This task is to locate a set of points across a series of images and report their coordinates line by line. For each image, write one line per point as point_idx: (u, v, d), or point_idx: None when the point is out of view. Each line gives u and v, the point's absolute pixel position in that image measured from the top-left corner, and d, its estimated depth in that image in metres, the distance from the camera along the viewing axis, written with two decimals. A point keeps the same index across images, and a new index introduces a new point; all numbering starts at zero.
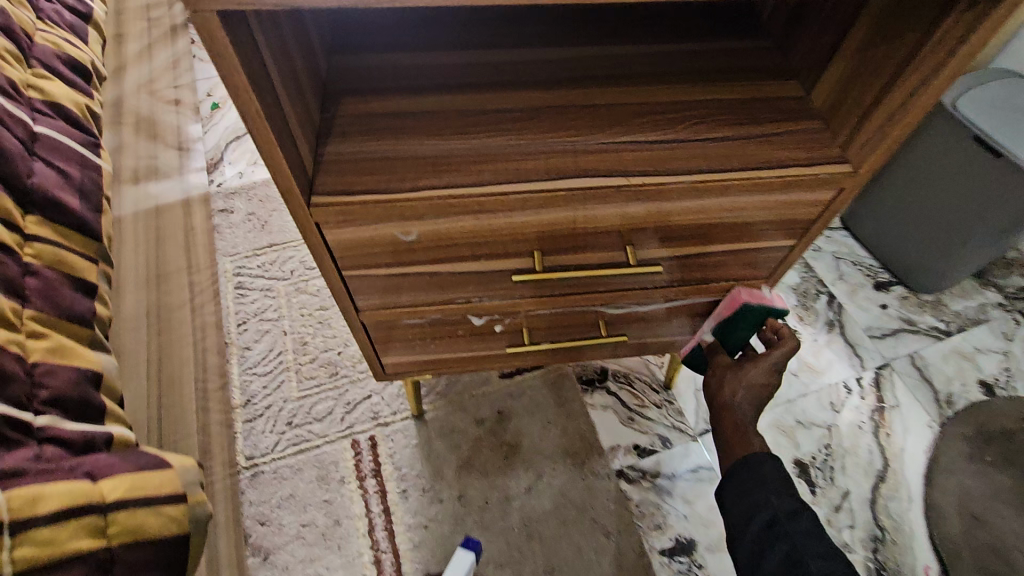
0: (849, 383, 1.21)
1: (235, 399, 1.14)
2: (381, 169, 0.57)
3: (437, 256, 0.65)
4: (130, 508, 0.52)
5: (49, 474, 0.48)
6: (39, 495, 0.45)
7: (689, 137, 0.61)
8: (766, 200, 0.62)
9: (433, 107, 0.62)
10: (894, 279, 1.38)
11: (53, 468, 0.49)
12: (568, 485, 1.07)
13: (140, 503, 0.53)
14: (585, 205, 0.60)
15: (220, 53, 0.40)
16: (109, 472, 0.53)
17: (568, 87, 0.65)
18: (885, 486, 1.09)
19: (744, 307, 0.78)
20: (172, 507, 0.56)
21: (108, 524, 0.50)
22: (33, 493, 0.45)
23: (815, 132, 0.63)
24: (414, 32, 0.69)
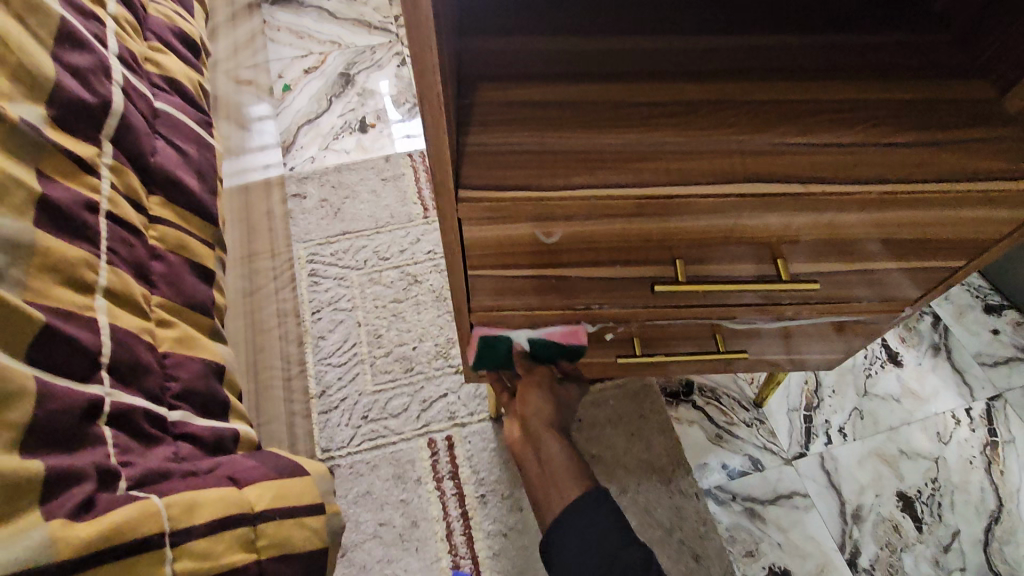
0: (957, 413, 1.12)
1: (311, 389, 1.12)
2: (530, 165, 0.53)
3: (575, 261, 0.60)
4: (276, 520, 0.52)
5: (189, 478, 0.49)
6: (194, 504, 0.47)
7: (869, 142, 0.55)
8: (949, 216, 0.56)
9: (578, 98, 0.57)
10: (1007, 302, 1.27)
11: (192, 471, 0.50)
12: (655, 502, 1.02)
13: (284, 515, 0.52)
14: (752, 213, 0.54)
15: (419, 27, 0.36)
16: (249, 478, 0.53)
17: (725, 80, 0.59)
18: (1000, 527, 1.01)
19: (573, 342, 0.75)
20: (314, 519, 0.55)
21: (258, 536, 0.50)
22: (188, 501, 0.46)
23: (1014, 142, 0.56)
24: (547, 15, 0.64)
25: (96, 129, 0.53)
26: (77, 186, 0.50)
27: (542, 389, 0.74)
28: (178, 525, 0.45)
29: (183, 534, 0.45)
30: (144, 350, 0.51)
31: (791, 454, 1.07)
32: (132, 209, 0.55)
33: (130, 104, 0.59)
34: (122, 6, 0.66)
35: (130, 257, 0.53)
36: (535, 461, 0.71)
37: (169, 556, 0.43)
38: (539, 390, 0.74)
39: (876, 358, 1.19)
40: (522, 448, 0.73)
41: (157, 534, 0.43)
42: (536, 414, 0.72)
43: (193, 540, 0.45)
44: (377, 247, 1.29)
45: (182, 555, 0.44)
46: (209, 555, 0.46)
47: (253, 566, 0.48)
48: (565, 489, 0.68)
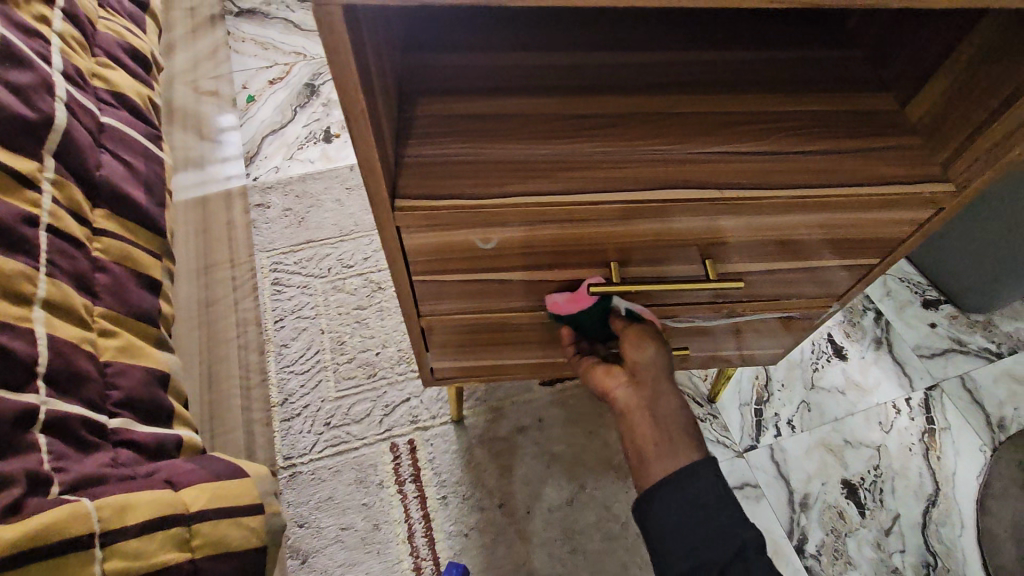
0: (898, 403, 1.18)
1: (273, 397, 1.12)
2: (464, 174, 0.55)
3: (515, 265, 0.63)
4: (213, 520, 0.53)
5: (127, 482, 0.51)
6: (127, 505, 0.48)
7: (782, 150, 0.59)
8: (861, 218, 0.60)
9: (515, 111, 0.60)
10: (943, 297, 1.35)
11: (131, 476, 0.52)
12: (613, 498, 1.04)
13: (222, 515, 0.54)
14: (675, 218, 0.58)
15: (338, 51, 0.38)
16: (187, 480, 0.55)
17: (652, 93, 0.63)
18: (937, 510, 1.06)
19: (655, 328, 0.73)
20: (253, 519, 0.57)
21: (193, 536, 0.52)
22: (120, 503, 0.48)
23: (914, 149, 0.60)
24: (489, 31, 0.66)
25: (38, 144, 0.54)
26: (14, 201, 0.51)
27: (654, 344, 0.67)
28: (110, 527, 0.47)
29: (116, 535, 0.47)
30: (85, 359, 0.52)
31: (743, 446, 1.12)
32: (75, 222, 0.57)
33: (74, 119, 0.60)
34: (69, 23, 0.67)
35: (72, 269, 0.54)
36: (648, 412, 0.63)
37: (100, 555, 0.45)
38: (653, 342, 0.67)
39: (822, 352, 1.24)
40: (629, 399, 0.65)
41: (88, 535, 0.45)
42: (647, 364, 0.66)
43: (126, 540, 0.47)
44: (342, 255, 1.30)
45: (113, 555, 0.46)
46: (143, 554, 0.48)
47: (187, 565, 0.50)
48: (677, 447, 0.60)
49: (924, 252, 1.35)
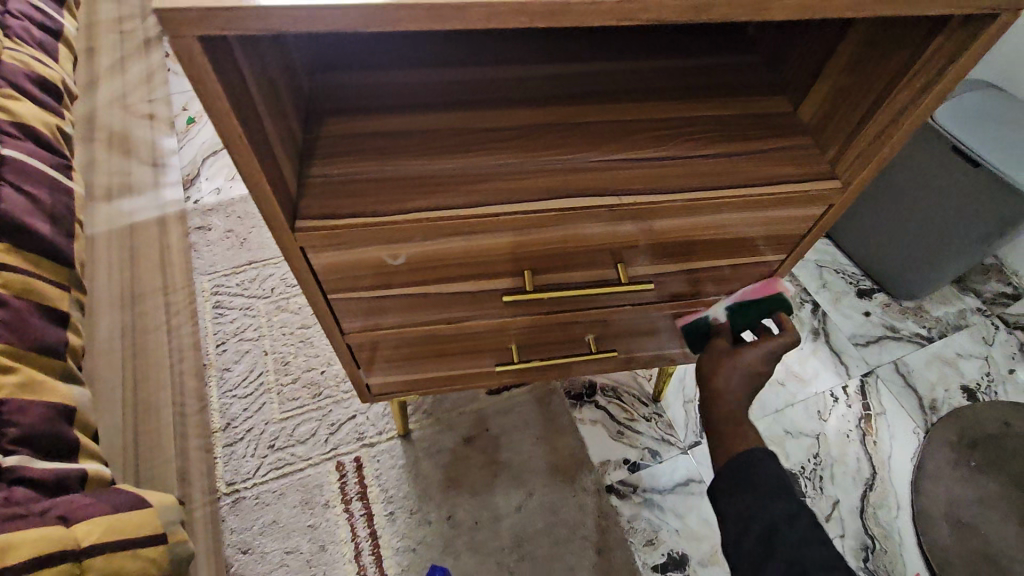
0: (835, 391, 1.22)
1: (214, 423, 1.10)
2: (366, 192, 0.55)
3: (429, 279, 0.63)
4: (109, 553, 0.53)
5: (20, 519, 0.50)
6: (12, 544, 0.47)
7: (680, 155, 0.61)
8: (757, 218, 0.63)
9: (420, 127, 0.61)
10: (877, 286, 1.40)
11: (24, 513, 0.50)
12: (560, 502, 1.05)
13: (117, 548, 0.54)
14: (577, 225, 0.59)
15: (200, 79, 0.38)
16: (87, 514, 0.55)
17: (558, 104, 0.64)
18: (873, 494, 1.10)
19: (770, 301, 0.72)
20: (151, 549, 0.58)
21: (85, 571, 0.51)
22: (6, 542, 0.47)
23: (804, 149, 0.63)
24: (398, 50, 0.67)
25: None
26: None
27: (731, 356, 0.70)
28: None
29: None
30: None
31: (687, 443, 1.13)
32: None
33: None
34: None
35: None
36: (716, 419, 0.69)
37: None
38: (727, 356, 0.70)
39: None
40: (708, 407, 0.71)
41: None
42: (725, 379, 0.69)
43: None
44: (284, 274, 1.29)
45: None
46: None
47: None
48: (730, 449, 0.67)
49: (856, 244, 1.40)
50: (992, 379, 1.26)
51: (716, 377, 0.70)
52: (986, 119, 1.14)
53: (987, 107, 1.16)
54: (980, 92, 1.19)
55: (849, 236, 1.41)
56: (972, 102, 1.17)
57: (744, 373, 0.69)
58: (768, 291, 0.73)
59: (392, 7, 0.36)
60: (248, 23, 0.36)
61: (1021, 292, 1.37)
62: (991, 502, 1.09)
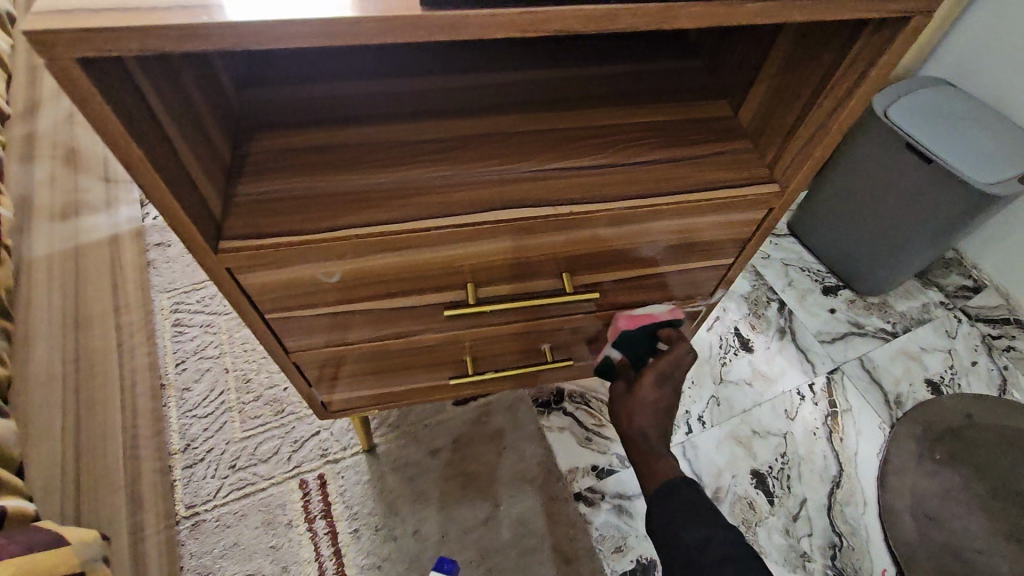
0: (802, 389, 1.23)
1: (173, 444, 1.07)
2: (294, 210, 0.54)
3: (370, 295, 0.62)
4: None
5: None
6: None
7: (618, 162, 0.60)
8: (698, 223, 0.62)
9: (353, 141, 0.60)
10: (841, 282, 1.41)
11: None
12: (528, 512, 1.04)
13: None
14: (513, 237, 0.58)
15: (85, 101, 0.37)
16: None
17: (496, 114, 0.63)
18: (840, 491, 1.11)
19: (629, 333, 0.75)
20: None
21: None
22: None
23: (744, 152, 0.62)
24: (333, 63, 0.66)
25: None
26: None
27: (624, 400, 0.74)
28: None
29: None
30: None
31: None
32: None
33: None
34: None
35: None
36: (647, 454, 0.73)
37: None
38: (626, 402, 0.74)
39: (730, 346, 1.28)
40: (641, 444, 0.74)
41: None
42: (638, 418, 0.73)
43: None
44: None
45: None
46: None
47: None
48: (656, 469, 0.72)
49: (820, 241, 1.41)
50: (956, 371, 1.27)
51: (624, 421, 0.74)
52: (935, 117, 1.16)
53: (938, 105, 1.18)
54: (930, 89, 1.21)
55: (812, 234, 1.42)
56: (921, 99, 1.19)
57: (644, 409, 0.73)
58: (638, 323, 0.75)
59: (282, 22, 0.35)
60: (130, 43, 0.35)
61: (982, 284, 1.38)
62: (956, 495, 1.10)
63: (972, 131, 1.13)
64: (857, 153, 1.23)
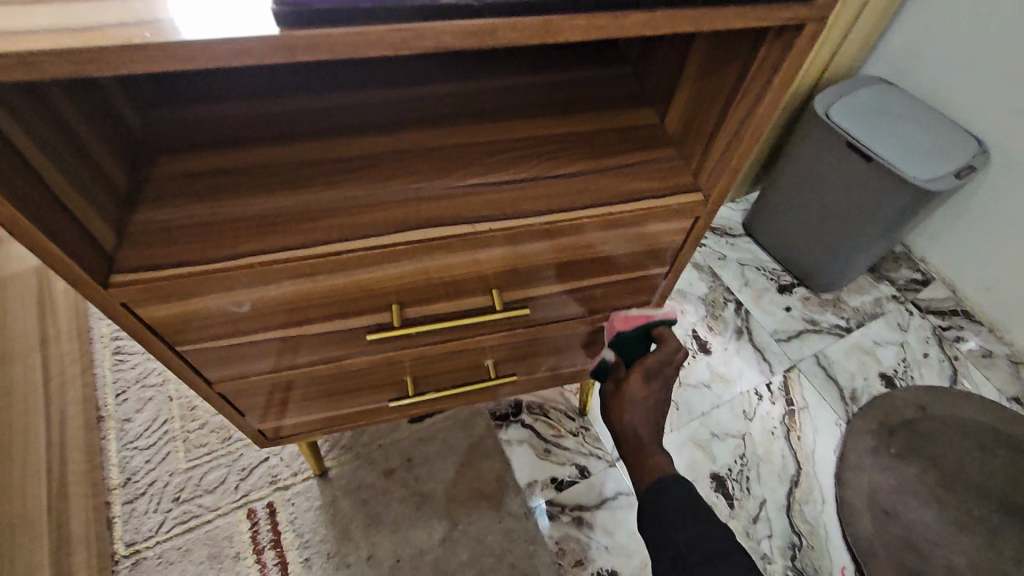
0: (759, 389, 1.23)
1: (112, 479, 1.03)
2: (195, 238, 0.51)
3: (289, 321, 0.60)
4: None
5: None
6: None
7: (539, 175, 0.59)
8: (624, 234, 0.61)
9: (261, 162, 0.57)
10: (796, 280, 1.42)
11: None
12: (485, 530, 1.02)
13: None
14: (433, 256, 0.57)
15: None
16: None
17: (413, 128, 0.61)
18: (799, 490, 1.10)
19: (624, 333, 0.75)
20: None
21: None
22: None
23: (668, 161, 0.62)
24: (244, 81, 0.63)
25: None
26: None
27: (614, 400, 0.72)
28: None
29: None
30: None
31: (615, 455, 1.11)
32: None
33: None
34: None
35: None
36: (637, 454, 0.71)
37: None
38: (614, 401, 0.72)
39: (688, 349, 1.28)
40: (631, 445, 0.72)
41: None
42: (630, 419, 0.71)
43: None
44: None
45: None
46: None
47: None
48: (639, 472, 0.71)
49: (774, 240, 1.42)
50: (910, 364, 1.29)
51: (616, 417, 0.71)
52: (874, 115, 1.17)
53: (876, 103, 1.19)
54: (869, 88, 1.22)
55: (766, 232, 1.43)
56: (861, 98, 1.20)
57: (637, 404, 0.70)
58: (633, 322, 0.74)
59: (117, 48, 0.32)
60: None
61: (930, 277, 1.40)
62: (911, 488, 1.12)
63: (909, 128, 1.15)
64: (803, 153, 1.24)
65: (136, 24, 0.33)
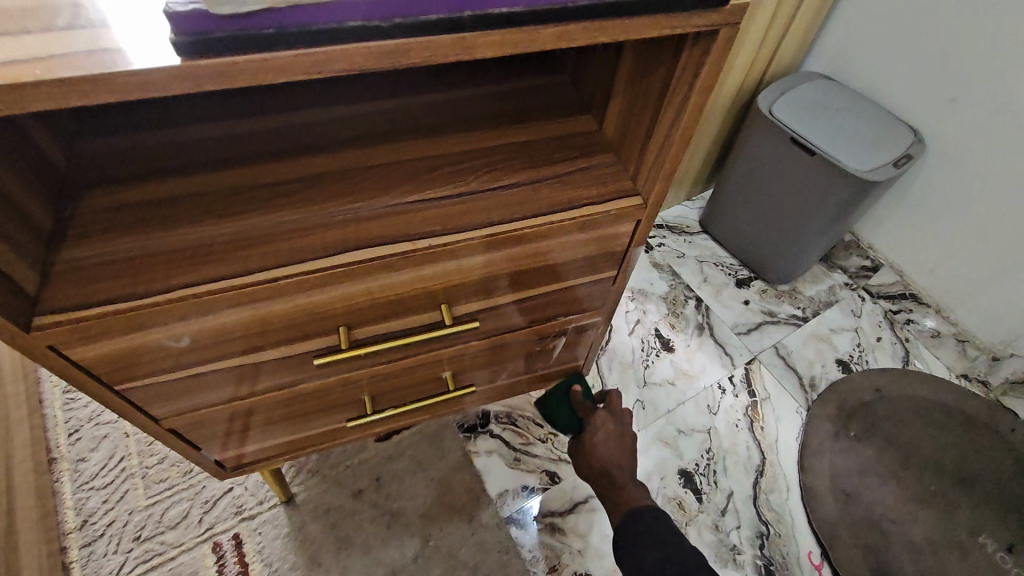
0: (722, 383, 1.25)
1: (70, 523, 0.99)
2: (126, 273, 0.50)
3: (234, 350, 0.59)
4: None
5: None
6: None
7: (478, 189, 0.60)
8: (566, 242, 0.62)
9: (194, 189, 0.56)
10: (753, 274, 1.45)
11: None
12: (458, 544, 1.01)
13: None
14: (374, 276, 0.56)
15: None
16: None
17: (351, 148, 0.61)
18: (765, 479, 1.13)
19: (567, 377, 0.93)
20: None
21: None
22: None
23: (606, 167, 0.63)
24: (174, 106, 0.62)
25: None
26: None
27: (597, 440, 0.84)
28: None
29: None
30: None
31: None
32: None
33: None
34: None
35: None
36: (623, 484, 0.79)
37: None
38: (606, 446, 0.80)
39: (651, 349, 1.30)
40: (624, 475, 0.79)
41: None
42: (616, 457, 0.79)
43: None
44: None
45: None
46: None
47: None
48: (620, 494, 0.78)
49: (730, 237, 1.45)
50: (864, 348, 1.33)
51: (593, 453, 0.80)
52: (812, 109, 1.21)
53: (814, 98, 1.23)
54: (808, 84, 1.27)
55: (722, 229, 1.46)
56: (799, 93, 1.24)
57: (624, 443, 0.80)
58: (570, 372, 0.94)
59: (5, 87, 0.31)
60: None
61: (879, 264, 1.41)
62: (871, 469, 1.15)
63: (846, 121, 1.19)
64: (749, 149, 1.28)
65: (27, 61, 0.32)
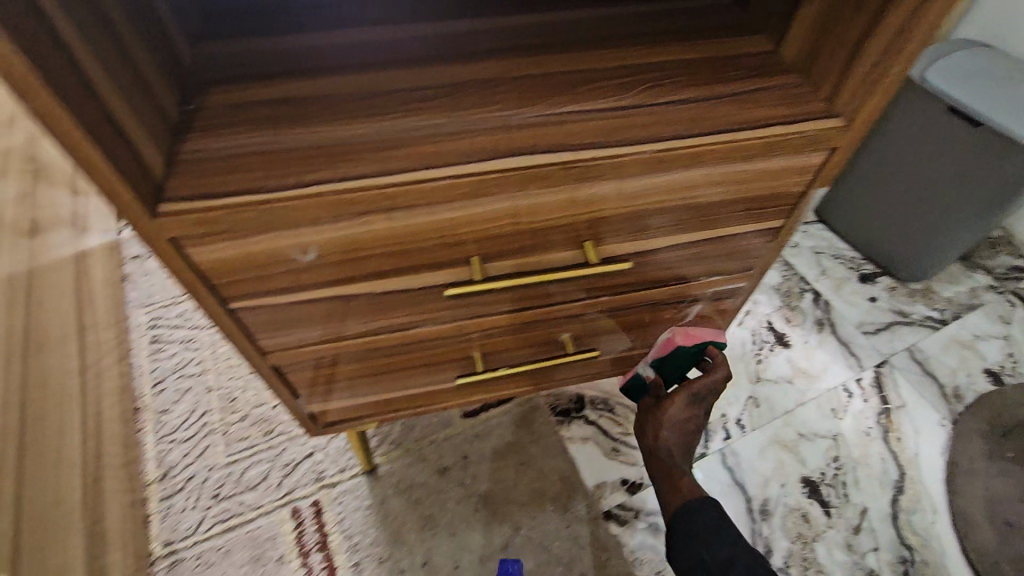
0: (849, 386, 1.10)
1: (150, 472, 0.96)
2: (257, 166, 0.44)
3: (355, 273, 0.52)
4: None
5: None
6: None
7: (648, 101, 0.50)
8: (744, 170, 0.52)
9: (322, 90, 0.49)
10: (880, 270, 1.29)
11: None
12: (551, 535, 0.91)
13: None
14: (526, 192, 0.48)
15: None
16: None
17: (493, 58, 0.53)
18: (904, 497, 0.97)
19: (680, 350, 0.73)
20: None
21: None
22: None
23: (796, 87, 0.53)
24: (296, 10, 0.55)
25: None
26: None
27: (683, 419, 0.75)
28: None
29: None
30: None
31: None
32: None
33: None
34: None
35: None
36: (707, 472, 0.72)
37: None
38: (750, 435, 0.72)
39: (765, 342, 1.16)
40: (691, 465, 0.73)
41: None
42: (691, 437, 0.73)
43: None
44: None
45: None
46: None
47: None
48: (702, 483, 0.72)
49: (855, 229, 1.29)
50: (1018, 359, 1.15)
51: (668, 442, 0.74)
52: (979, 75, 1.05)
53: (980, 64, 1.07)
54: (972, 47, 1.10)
55: (844, 219, 1.31)
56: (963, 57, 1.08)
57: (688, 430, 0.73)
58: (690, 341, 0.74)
59: None
60: None
61: None
62: None
63: None
64: (891, 124, 1.13)
65: None
